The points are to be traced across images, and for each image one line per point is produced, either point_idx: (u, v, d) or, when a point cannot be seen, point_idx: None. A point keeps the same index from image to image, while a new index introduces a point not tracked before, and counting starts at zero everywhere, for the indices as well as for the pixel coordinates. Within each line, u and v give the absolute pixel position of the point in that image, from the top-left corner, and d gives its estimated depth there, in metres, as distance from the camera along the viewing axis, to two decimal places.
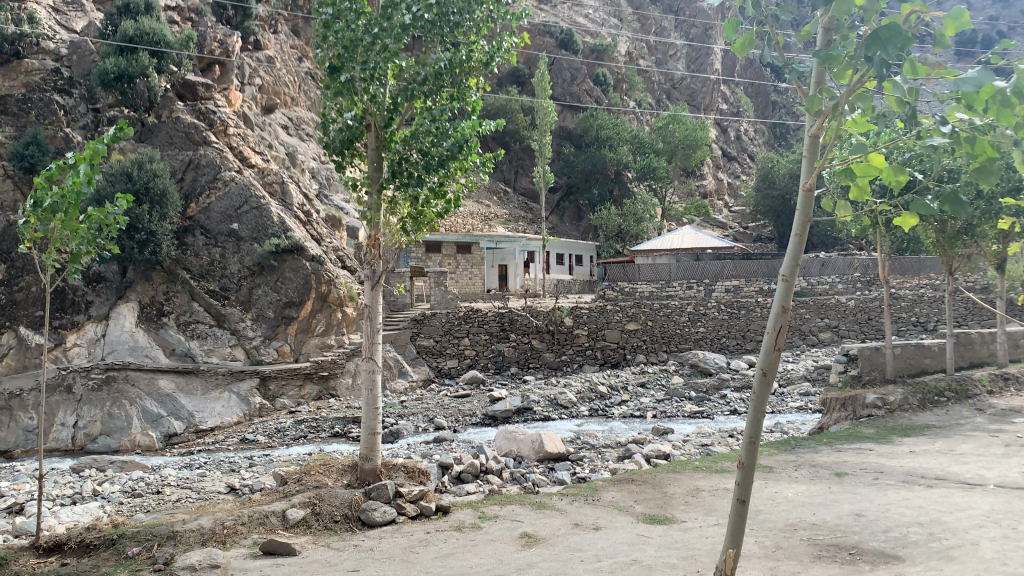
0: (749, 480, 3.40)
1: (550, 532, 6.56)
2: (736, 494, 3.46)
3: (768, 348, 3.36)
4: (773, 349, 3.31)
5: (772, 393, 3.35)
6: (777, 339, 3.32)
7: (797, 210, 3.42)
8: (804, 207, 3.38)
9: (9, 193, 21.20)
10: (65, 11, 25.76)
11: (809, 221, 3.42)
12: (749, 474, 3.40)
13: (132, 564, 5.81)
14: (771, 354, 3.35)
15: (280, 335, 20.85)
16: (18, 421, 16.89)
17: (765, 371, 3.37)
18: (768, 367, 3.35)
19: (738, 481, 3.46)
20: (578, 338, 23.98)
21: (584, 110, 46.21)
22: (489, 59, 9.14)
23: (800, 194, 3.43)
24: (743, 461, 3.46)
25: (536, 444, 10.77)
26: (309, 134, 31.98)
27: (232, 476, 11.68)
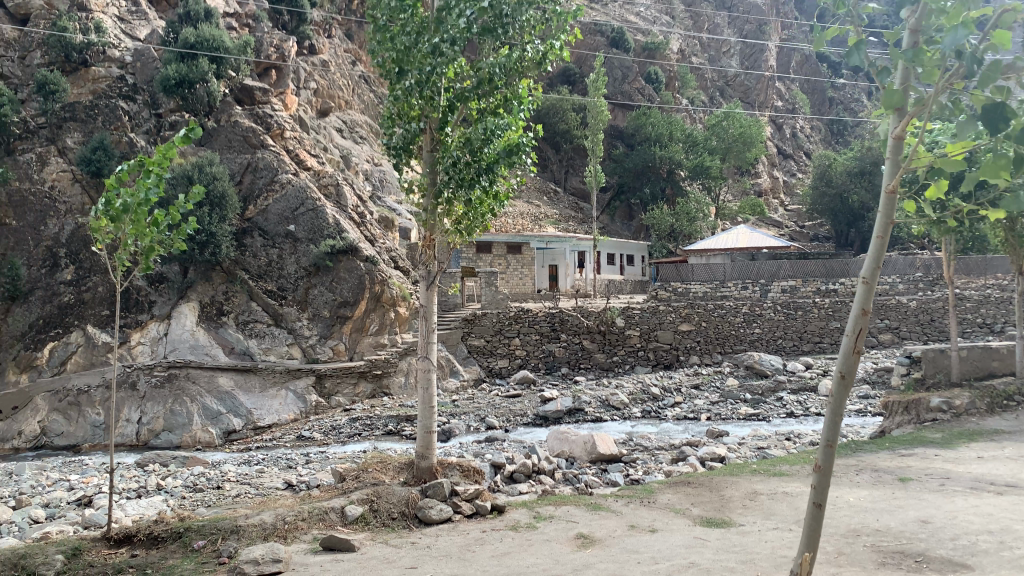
0: (825, 485, 3.33)
1: (606, 533, 6.53)
2: (812, 498, 3.40)
3: (847, 350, 3.30)
4: (853, 351, 3.24)
5: (850, 396, 3.28)
6: (856, 341, 3.25)
7: (878, 213, 3.35)
8: (886, 209, 3.29)
9: (77, 197, 22.07)
10: (130, 20, 26.55)
11: (892, 222, 3.35)
12: (825, 478, 3.33)
13: (198, 557, 5.99)
14: (851, 357, 3.27)
15: (335, 335, 21.06)
16: (86, 417, 17.50)
17: (844, 373, 3.29)
18: (847, 370, 3.28)
19: (815, 484, 3.39)
20: (630, 339, 23.85)
21: (636, 109, 45.92)
22: (542, 59, 9.05)
23: (883, 196, 3.33)
24: (820, 463, 3.39)
25: (588, 445, 10.74)
26: (362, 137, 32.48)
27: (290, 473, 11.93)
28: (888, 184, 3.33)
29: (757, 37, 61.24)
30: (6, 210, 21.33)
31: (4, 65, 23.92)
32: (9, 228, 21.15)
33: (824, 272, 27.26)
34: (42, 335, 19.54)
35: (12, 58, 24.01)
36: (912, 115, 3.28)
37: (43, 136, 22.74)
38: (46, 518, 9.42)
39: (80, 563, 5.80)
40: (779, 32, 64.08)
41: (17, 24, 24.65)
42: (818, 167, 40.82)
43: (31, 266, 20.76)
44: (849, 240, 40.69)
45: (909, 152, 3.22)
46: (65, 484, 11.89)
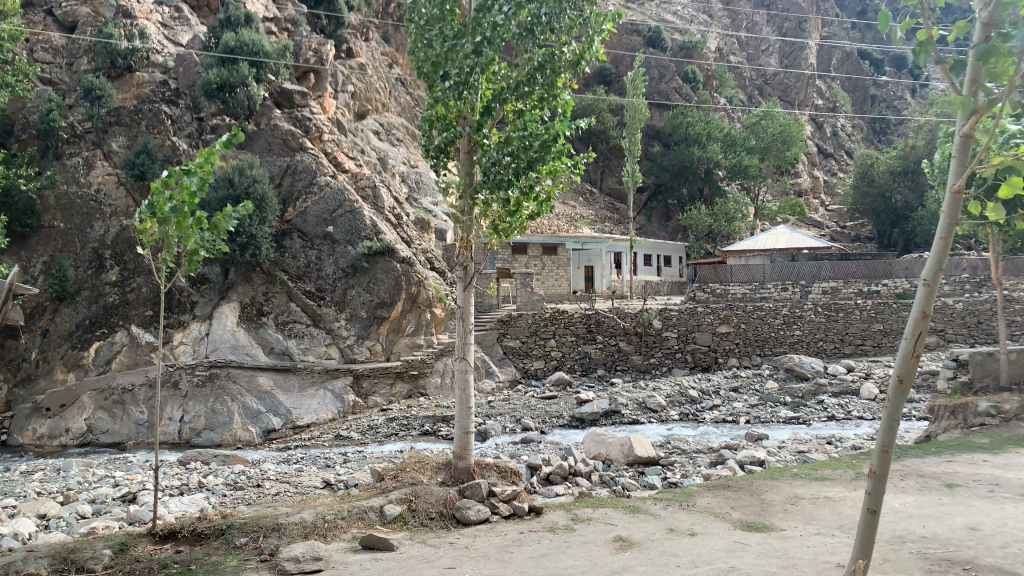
0: (880, 491, 3.23)
1: (644, 536, 6.48)
2: (866, 503, 3.29)
3: (905, 354, 3.20)
4: (912, 354, 3.14)
5: (908, 401, 3.17)
6: (915, 345, 3.15)
7: (943, 214, 3.23)
8: (950, 210, 3.17)
9: (122, 200, 22.55)
10: (173, 26, 27.08)
11: (958, 224, 3.22)
12: (880, 485, 3.23)
13: (240, 554, 6.07)
14: (909, 360, 3.18)
15: (372, 335, 21.26)
16: (130, 415, 17.89)
17: (902, 378, 3.20)
18: (905, 374, 3.18)
19: (868, 490, 3.29)
20: (668, 340, 23.70)
21: (673, 109, 45.59)
22: (579, 59, 9.03)
23: (948, 197, 3.21)
24: (875, 470, 3.28)
25: (626, 447, 10.70)
26: (399, 139, 32.74)
27: (328, 472, 12.02)
28: (949, 183, 3.23)
29: (797, 34, 60.38)
30: (54, 212, 21.89)
31: (53, 72, 24.52)
32: (58, 231, 21.71)
33: (865, 273, 26.30)
34: (89, 335, 20.01)
35: (60, 65, 24.61)
36: (984, 113, 3.14)
37: (90, 140, 23.26)
38: (92, 514, 9.62)
39: (128, 558, 5.92)
40: (819, 29, 63.04)
41: (65, 32, 25.28)
42: (860, 167, 40.09)
43: (78, 267, 21.25)
44: (891, 240, 39.90)
45: (978, 150, 3.11)
46: (111, 480, 12.16)
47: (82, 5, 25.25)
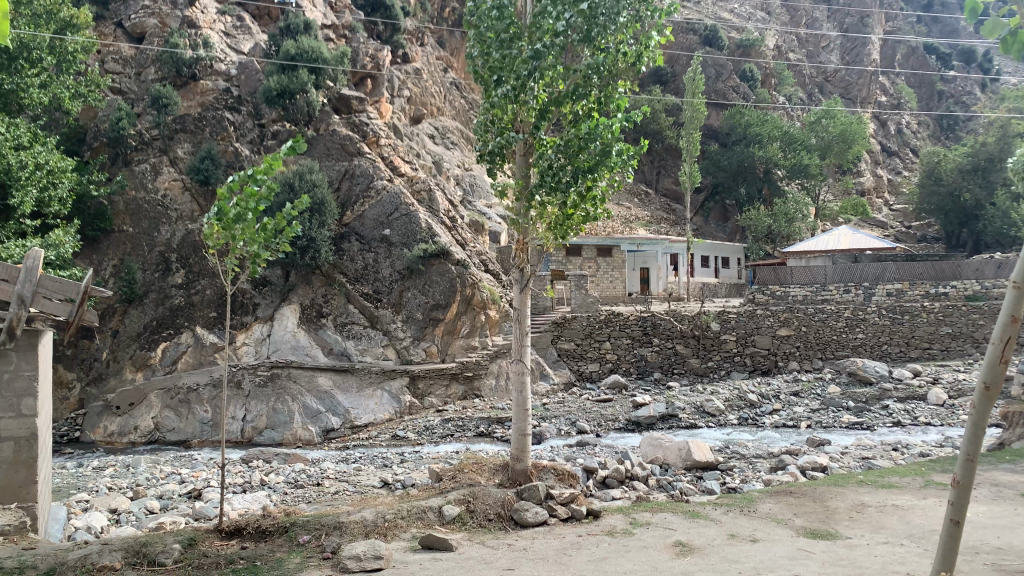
0: (964, 501, 3.13)
1: (705, 541, 6.39)
2: (950, 513, 3.20)
3: (992, 360, 3.10)
4: (999, 362, 3.04)
5: (995, 408, 3.08)
6: (1004, 350, 3.05)
7: None
8: None
9: (187, 205, 23.26)
10: (235, 35, 27.86)
11: None
12: (965, 495, 3.12)
13: (304, 551, 6.20)
14: (996, 366, 3.07)
15: (428, 335, 21.40)
16: (195, 413, 18.40)
17: (989, 385, 3.10)
18: (992, 381, 3.08)
19: (952, 500, 3.19)
20: (726, 344, 23.45)
21: (729, 108, 44.96)
22: (637, 60, 8.95)
23: None
24: (959, 479, 3.18)
25: (684, 451, 10.54)
26: (453, 142, 33.04)
27: (386, 472, 12.17)
28: None
29: (859, 29, 58.92)
30: (124, 217, 22.66)
31: (123, 81, 25.40)
32: (127, 235, 22.46)
33: (933, 274, 25.40)
34: (156, 335, 20.70)
35: (128, 74, 25.49)
36: None
37: (157, 147, 23.98)
38: (160, 509, 9.95)
39: (196, 554, 6.07)
40: (883, 23, 61.37)
41: (134, 42, 26.16)
42: (927, 165, 38.88)
43: (146, 270, 21.99)
44: (960, 240, 38.54)
45: None
46: (177, 477, 12.55)
47: (149, 16, 26.11)
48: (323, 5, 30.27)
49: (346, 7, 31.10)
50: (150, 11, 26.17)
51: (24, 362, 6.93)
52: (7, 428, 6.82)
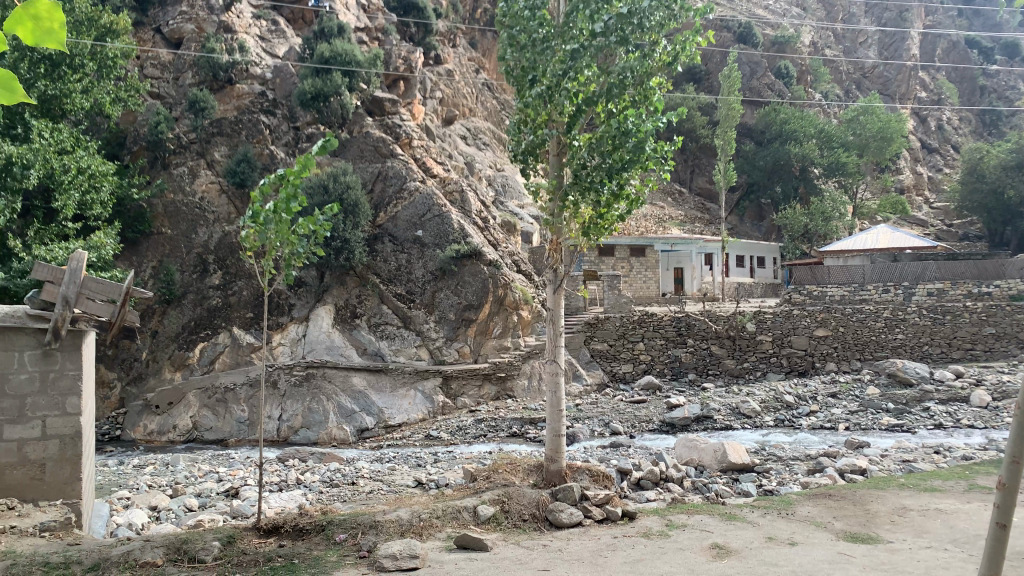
0: (1012, 504, 2.81)
1: (743, 544, 6.31)
2: (996, 519, 2.88)
3: None
4: None
5: None
6: None
7: None
8: None
9: (224, 207, 23.63)
10: (270, 39, 28.26)
11: None
12: (1012, 495, 2.82)
13: (341, 549, 6.25)
14: None
15: (461, 336, 21.43)
16: (232, 413, 18.66)
17: None
18: None
19: (998, 504, 2.88)
20: (762, 344, 23.15)
21: (764, 106, 44.48)
22: (672, 59, 8.84)
23: None
24: (1006, 483, 2.88)
25: (720, 453, 10.42)
26: (486, 143, 33.14)
27: (420, 471, 12.24)
28: None
29: (898, 24, 57.93)
30: (162, 219, 23.05)
31: (162, 86, 25.86)
32: (165, 237, 22.84)
33: (975, 273, 24.93)
34: (194, 336, 21.08)
35: (166, 80, 25.93)
36: None
37: (194, 150, 24.37)
38: (199, 507, 10.11)
39: (235, 551, 6.16)
40: (922, 17, 60.31)
41: (172, 48, 26.63)
42: (968, 161, 38.06)
43: (184, 271, 22.37)
44: (1003, 239, 37.64)
45: None
46: (215, 475, 12.74)
47: (186, 22, 26.54)
48: (356, 9, 30.57)
49: (378, 10, 31.35)
50: (187, 17, 26.62)
51: (69, 361, 7.07)
52: (52, 427, 6.97)
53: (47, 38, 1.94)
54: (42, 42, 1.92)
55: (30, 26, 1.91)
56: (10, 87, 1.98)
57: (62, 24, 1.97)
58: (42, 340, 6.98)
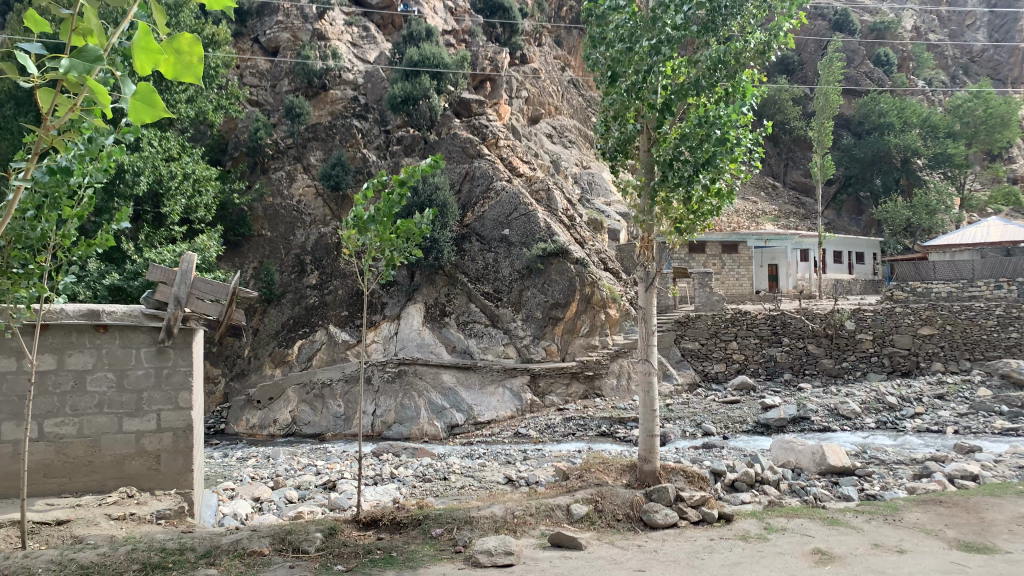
0: None
1: (846, 550, 6.09)
2: None
3: None
4: None
5: None
6: None
7: None
8: None
9: (320, 210, 24.47)
10: (361, 45, 29.08)
11: None
12: None
13: (437, 544, 6.37)
14: None
15: (548, 335, 21.39)
16: (329, 408, 19.18)
17: None
18: None
19: None
20: (862, 344, 22.25)
21: (863, 95, 42.80)
22: (765, 48, 8.60)
23: None
24: None
25: (818, 455, 10.11)
26: (572, 141, 33.13)
27: (510, 468, 12.37)
28: None
29: (1010, 5, 54.96)
30: (262, 222, 24.09)
31: (260, 94, 26.88)
32: (265, 239, 23.87)
33: None
34: (293, 334, 21.95)
35: (264, 87, 26.96)
36: None
37: (291, 155, 25.35)
38: (298, 499, 10.50)
39: (336, 542, 6.34)
40: None
41: (269, 56, 27.65)
42: None
43: (283, 272, 23.36)
44: None
45: None
46: (313, 468, 13.20)
47: (282, 31, 27.50)
48: (443, 12, 31.10)
49: (465, 12, 31.82)
50: (283, 26, 27.60)
51: (180, 357, 7.45)
52: (166, 420, 7.36)
53: (187, 70, 2.10)
54: (182, 75, 2.09)
55: (174, 58, 2.09)
56: (152, 103, 2.16)
57: (198, 55, 2.09)
58: (156, 338, 7.38)
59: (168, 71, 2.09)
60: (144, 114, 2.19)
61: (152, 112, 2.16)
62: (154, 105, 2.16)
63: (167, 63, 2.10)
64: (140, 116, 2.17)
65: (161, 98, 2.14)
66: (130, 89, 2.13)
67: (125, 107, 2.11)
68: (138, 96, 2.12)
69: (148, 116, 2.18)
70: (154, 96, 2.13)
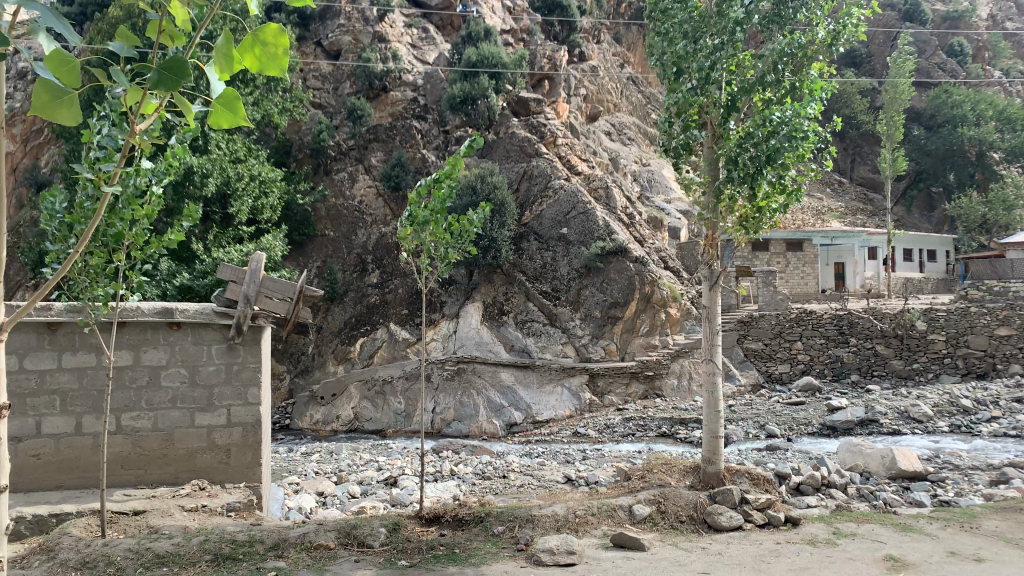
0: None
1: (920, 558, 5.90)
2: None
3: None
4: None
5: None
6: None
7: None
8: None
9: (381, 210, 24.87)
10: (421, 46, 29.42)
11: None
12: None
13: (499, 542, 6.40)
14: None
15: (607, 335, 21.30)
16: (389, 404, 19.41)
17: None
18: None
19: None
20: (934, 344, 21.37)
21: (935, 87, 41.42)
22: (834, 40, 8.25)
23: None
24: None
25: (888, 460, 9.81)
26: (631, 138, 32.91)
27: (569, 467, 12.34)
28: None
29: None
30: (325, 222, 24.57)
31: (323, 96, 27.37)
32: (328, 239, 24.33)
33: None
34: (355, 331, 22.36)
35: (327, 90, 27.44)
36: None
37: (353, 156, 25.79)
38: (360, 494, 10.68)
39: (400, 538, 6.41)
40: None
41: (331, 59, 28.14)
42: None
43: (345, 271, 23.80)
44: None
45: None
46: (375, 464, 13.42)
47: (344, 34, 28.03)
48: (502, 12, 31.19)
49: (523, 11, 31.88)
50: (345, 29, 28.11)
51: (250, 355, 7.64)
52: (236, 415, 7.56)
53: (271, 62, 2.25)
54: (267, 67, 2.25)
55: (258, 53, 2.24)
56: (235, 107, 2.35)
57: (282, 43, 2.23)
58: (226, 335, 7.58)
59: (254, 69, 2.25)
60: (224, 120, 2.39)
61: (236, 117, 2.37)
62: (237, 108, 2.36)
63: (252, 60, 2.25)
64: (223, 118, 2.37)
65: (240, 103, 2.33)
66: (214, 95, 2.33)
67: (211, 110, 2.33)
68: (223, 101, 2.32)
69: (230, 117, 2.38)
70: (237, 102, 2.32)
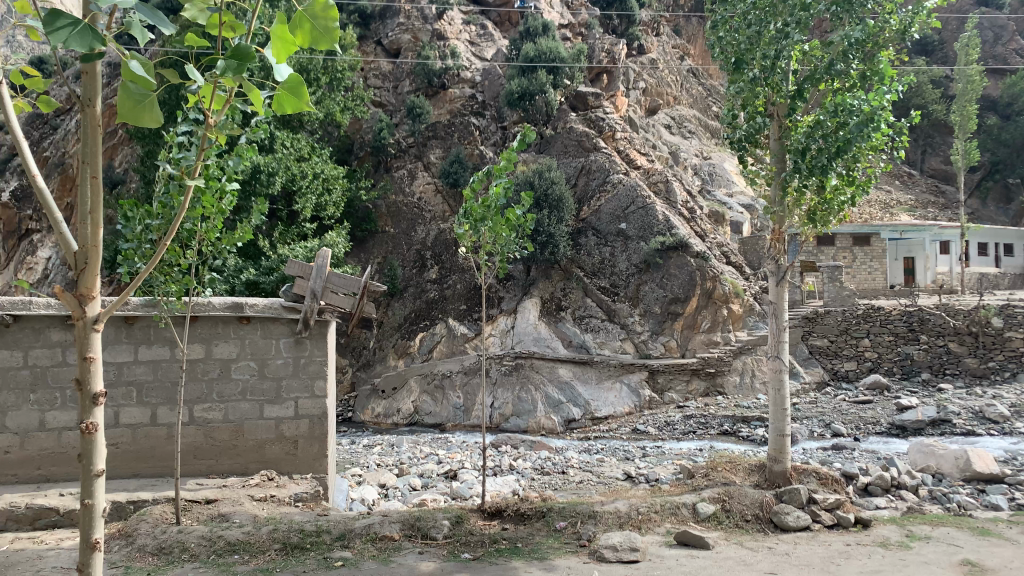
0: None
1: (1000, 564, 5.68)
2: None
3: None
4: None
5: None
6: None
7: None
8: None
9: (439, 206, 25.13)
10: (480, 43, 29.63)
11: None
12: None
13: (562, 537, 6.42)
14: None
15: (666, 331, 21.16)
16: (448, 399, 19.52)
17: None
18: None
19: None
20: (1012, 342, 20.11)
21: (1013, 73, 39.76)
22: (906, 29, 8.03)
23: None
24: None
25: (962, 461, 9.48)
26: (691, 131, 32.38)
27: (628, 464, 12.27)
28: None
29: None
30: (386, 219, 25.00)
31: (384, 95, 27.74)
32: (389, 235, 24.72)
33: None
34: (415, 326, 22.63)
35: (387, 88, 27.81)
36: None
37: (412, 154, 26.09)
38: (421, 487, 10.81)
39: (463, 530, 6.47)
40: None
41: (391, 58, 28.51)
42: None
43: (405, 267, 24.12)
44: None
45: None
46: (435, 457, 13.54)
47: (404, 32, 28.32)
48: (560, 7, 31.17)
49: (581, 6, 31.77)
50: (405, 28, 28.41)
51: (316, 348, 7.80)
52: (303, 407, 7.74)
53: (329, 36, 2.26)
54: None
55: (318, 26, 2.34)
56: (299, 91, 2.42)
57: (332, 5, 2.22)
58: (294, 329, 7.75)
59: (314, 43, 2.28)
60: (291, 103, 2.45)
61: (301, 99, 2.44)
62: (302, 92, 2.43)
63: None
64: (289, 102, 2.45)
65: (304, 86, 2.40)
66: (279, 81, 2.39)
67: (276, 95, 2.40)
68: (288, 85, 2.38)
69: (296, 101, 2.45)
70: (301, 85, 2.39)
